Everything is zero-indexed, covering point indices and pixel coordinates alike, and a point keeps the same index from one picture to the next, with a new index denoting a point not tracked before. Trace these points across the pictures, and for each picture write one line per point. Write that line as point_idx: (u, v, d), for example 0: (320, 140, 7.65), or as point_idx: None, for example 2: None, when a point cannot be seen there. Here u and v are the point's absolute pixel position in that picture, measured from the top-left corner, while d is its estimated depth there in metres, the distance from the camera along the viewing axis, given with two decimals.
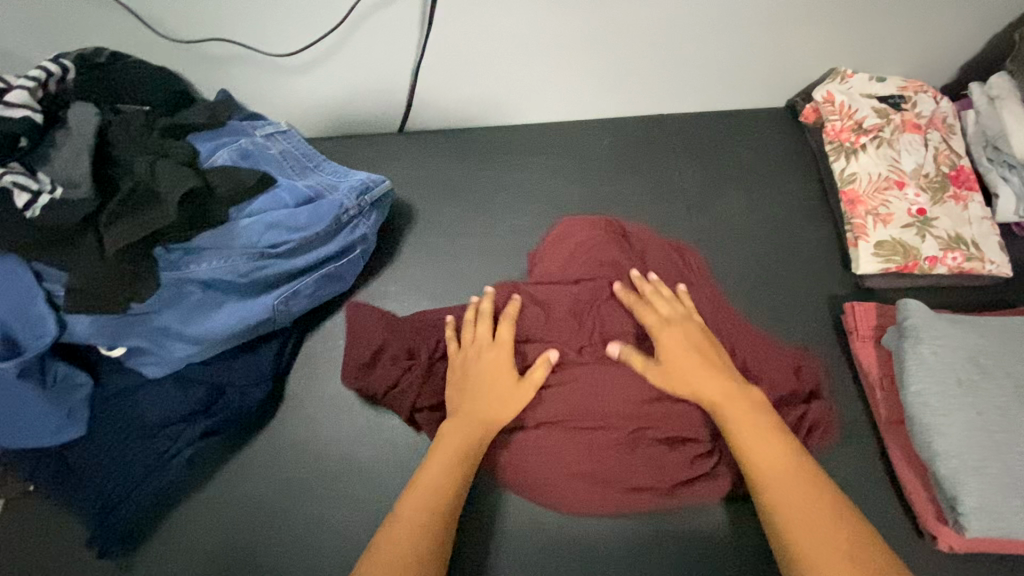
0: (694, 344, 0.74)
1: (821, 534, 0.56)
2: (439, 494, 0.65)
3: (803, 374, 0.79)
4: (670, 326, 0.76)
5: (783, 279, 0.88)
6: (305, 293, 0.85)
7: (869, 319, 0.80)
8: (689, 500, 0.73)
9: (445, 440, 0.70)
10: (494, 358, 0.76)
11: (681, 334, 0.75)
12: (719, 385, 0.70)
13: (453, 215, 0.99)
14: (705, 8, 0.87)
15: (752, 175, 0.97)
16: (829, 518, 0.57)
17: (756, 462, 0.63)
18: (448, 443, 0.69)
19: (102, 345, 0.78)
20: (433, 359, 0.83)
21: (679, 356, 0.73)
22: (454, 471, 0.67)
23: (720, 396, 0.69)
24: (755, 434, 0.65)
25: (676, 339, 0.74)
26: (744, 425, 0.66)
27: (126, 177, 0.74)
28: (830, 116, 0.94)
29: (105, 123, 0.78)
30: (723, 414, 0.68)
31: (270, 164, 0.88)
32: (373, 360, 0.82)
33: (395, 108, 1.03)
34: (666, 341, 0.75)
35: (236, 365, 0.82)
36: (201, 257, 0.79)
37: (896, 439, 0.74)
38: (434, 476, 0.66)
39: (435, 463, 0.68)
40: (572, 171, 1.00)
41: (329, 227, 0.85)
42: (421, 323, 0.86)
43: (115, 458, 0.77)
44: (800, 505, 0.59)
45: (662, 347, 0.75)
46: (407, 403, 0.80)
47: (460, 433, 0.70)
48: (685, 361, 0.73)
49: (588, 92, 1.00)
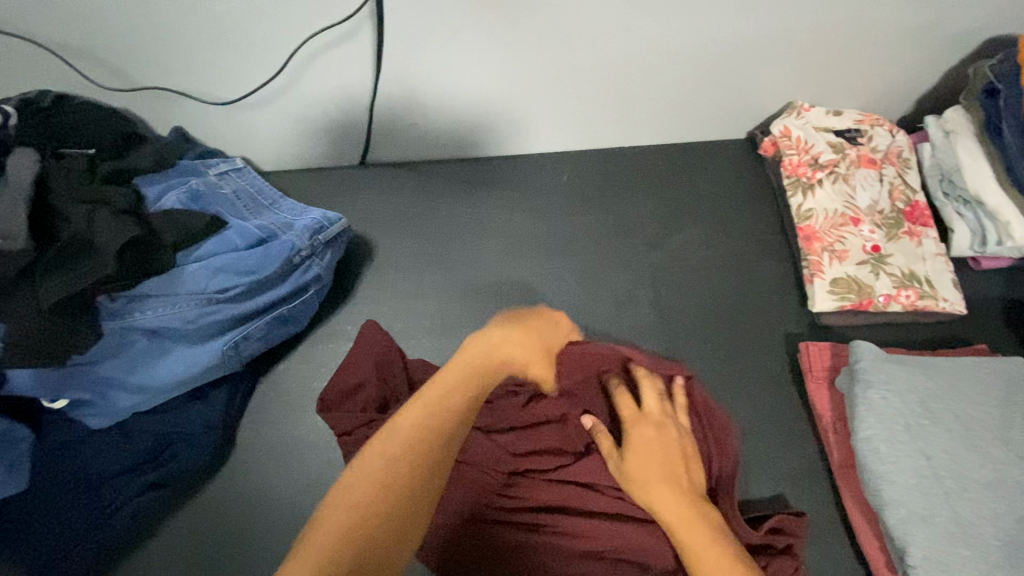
0: (668, 446, 0.70)
1: None
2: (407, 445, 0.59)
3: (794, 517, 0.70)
4: (636, 421, 0.72)
5: (740, 317, 0.87)
6: (256, 336, 0.84)
7: (823, 359, 0.80)
8: None
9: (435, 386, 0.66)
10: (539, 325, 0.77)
11: (652, 433, 0.71)
12: (673, 497, 0.66)
13: (412, 252, 0.98)
14: (658, 45, 0.88)
15: (711, 210, 0.97)
16: None
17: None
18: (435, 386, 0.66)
19: (42, 398, 0.75)
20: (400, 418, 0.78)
21: (646, 451, 0.70)
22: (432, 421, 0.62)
23: (678, 501, 0.66)
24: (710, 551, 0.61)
25: (646, 440, 0.71)
26: (699, 541, 0.62)
27: (64, 227, 0.73)
28: (787, 150, 0.94)
29: (45, 170, 0.76)
30: (676, 528, 0.64)
31: (221, 205, 0.87)
32: (343, 399, 0.79)
33: (354, 143, 1.02)
34: (637, 440, 0.71)
35: (185, 414, 0.81)
36: (145, 304, 0.77)
37: (847, 483, 0.74)
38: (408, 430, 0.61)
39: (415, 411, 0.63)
40: (530, 205, 1.00)
41: (279, 269, 0.84)
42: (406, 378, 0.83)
43: (57, 513, 0.75)
44: None
45: (629, 447, 0.71)
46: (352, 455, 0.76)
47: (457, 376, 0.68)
48: (650, 457, 0.69)
49: (549, 126, 0.99)
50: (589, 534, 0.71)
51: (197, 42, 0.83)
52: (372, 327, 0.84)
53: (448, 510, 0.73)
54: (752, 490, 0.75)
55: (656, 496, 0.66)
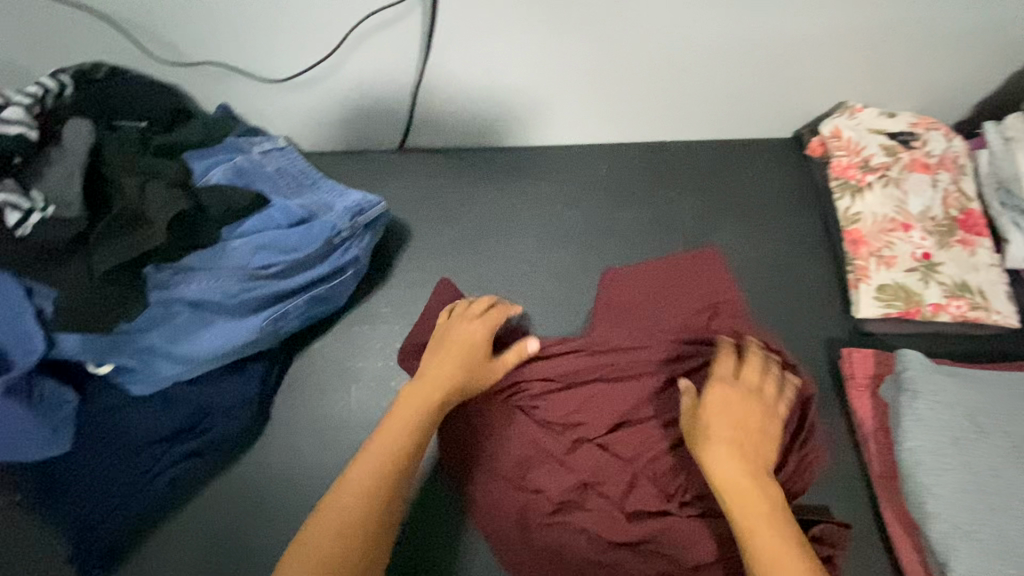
0: (749, 412, 0.67)
1: None
2: (388, 462, 0.64)
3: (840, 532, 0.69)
4: (724, 383, 0.69)
5: (782, 319, 0.85)
6: (294, 314, 0.85)
7: (866, 366, 0.78)
8: None
9: (405, 405, 0.70)
10: (475, 337, 0.77)
11: (735, 397, 0.68)
12: (735, 462, 0.62)
13: (448, 238, 0.98)
14: (705, 40, 0.87)
15: (753, 209, 0.95)
16: None
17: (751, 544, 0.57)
18: (405, 402, 0.70)
19: (90, 362, 0.76)
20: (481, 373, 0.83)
21: (721, 415, 0.66)
22: (410, 436, 0.67)
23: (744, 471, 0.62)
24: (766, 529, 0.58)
25: (729, 401, 0.67)
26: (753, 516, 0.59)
27: (116, 197, 0.74)
28: (838, 151, 0.92)
29: (99, 140, 0.78)
30: (732, 493, 0.61)
31: (265, 183, 0.87)
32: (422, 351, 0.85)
33: (394, 127, 1.02)
34: (717, 398, 0.68)
35: (223, 386, 0.82)
36: (190, 277, 0.79)
37: (888, 494, 0.72)
38: (388, 451, 0.65)
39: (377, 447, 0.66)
40: (569, 197, 0.99)
41: (320, 249, 0.84)
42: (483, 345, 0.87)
43: (99, 476, 0.77)
44: None
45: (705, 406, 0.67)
46: None
47: (425, 383, 0.72)
48: (723, 421, 0.66)
49: (589, 117, 0.98)
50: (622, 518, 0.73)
51: (254, 23, 0.85)
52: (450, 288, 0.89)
53: (489, 482, 0.76)
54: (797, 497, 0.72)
55: (716, 461, 0.63)
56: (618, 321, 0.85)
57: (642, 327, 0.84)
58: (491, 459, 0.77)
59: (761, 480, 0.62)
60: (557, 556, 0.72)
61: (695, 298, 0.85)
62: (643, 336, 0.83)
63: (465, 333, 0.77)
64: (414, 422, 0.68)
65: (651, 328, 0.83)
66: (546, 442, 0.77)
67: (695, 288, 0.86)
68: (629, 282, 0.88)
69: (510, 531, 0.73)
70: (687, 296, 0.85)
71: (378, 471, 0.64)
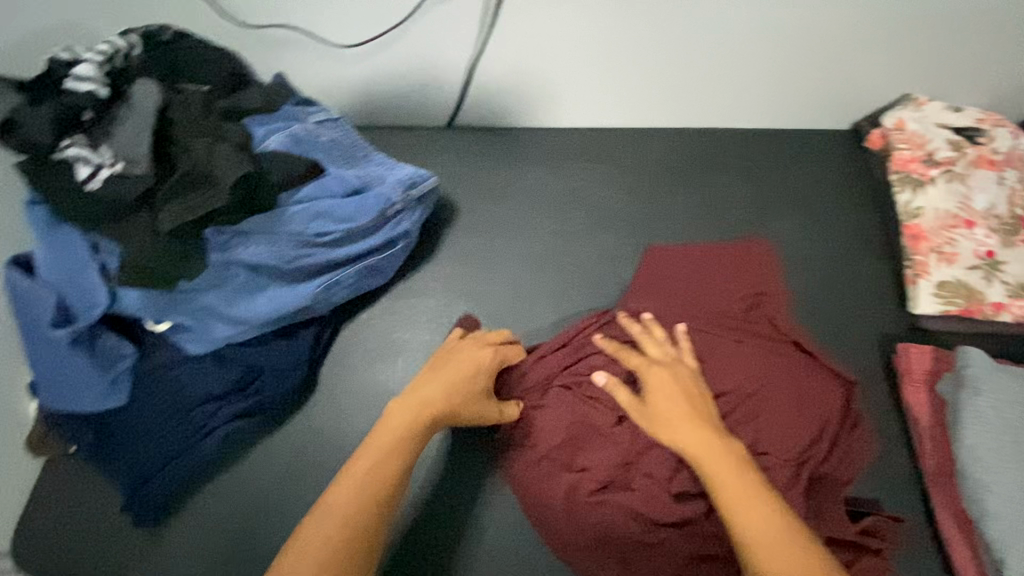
0: (683, 387, 0.71)
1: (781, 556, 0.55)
2: (369, 484, 0.62)
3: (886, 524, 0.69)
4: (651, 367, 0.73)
5: (838, 311, 0.83)
6: (346, 283, 0.86)
7: (924, 363, 0.77)
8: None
9: (384, 429, 0.66)
10: (474, 369, 0.73)
11: (667, 376, 0.72)
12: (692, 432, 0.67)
13: (494, 215, 0.97)
14: (764, 20, 0.87)
15: (808, 199, 0.93)
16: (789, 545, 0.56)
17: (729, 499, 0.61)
18: (385, 424, 0.67)
19: (147, 319, 0.79)
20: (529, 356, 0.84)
21: (664, 397, 0.70)
22: (394, 459, 0.64)
23: (709, 443, 0.66)
24: (738, 486, 0.61)
25: (663, 381, 0.71)
26: (725, 480, 0.62)
27: (182, 157, 0.75)
28: (900, 144, 0.90)
29: (166, 101, 0.79)
30: (704, 463, 0.64)
31: (321, 152, 0.87)
32: None
33: (446, 101, 1.02)
34: (652, 382, 0.72)
35: (273, 350, 0.83)
36: (249, 240, 0.79)
37: (942, 493, 0.71)
38: (371, 475, 0.63)
39: (354, 472, 0.63)
40: (617, 179, 0.97)
41: (374, 221, 0.85)
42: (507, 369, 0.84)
43: (153, 430, 0.79)
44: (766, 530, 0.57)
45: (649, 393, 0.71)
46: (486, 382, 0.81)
47: (407, 405, 0.68)
48: (670, 404, 0.69)
49: (642, 98, 0.98)
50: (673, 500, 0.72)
51: None
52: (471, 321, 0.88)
53: (532, 461, 0.77)
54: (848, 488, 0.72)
55: (679, 437, 0.67)
56: (660, 304, 0.84)
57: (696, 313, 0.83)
58: (534, 439, 0.78)
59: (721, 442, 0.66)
60: (599, 536, 0.72)
61: (737, 286, 0.84)
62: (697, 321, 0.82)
63: (468, 358, 0.74)
64: (397, 446, 0.65)
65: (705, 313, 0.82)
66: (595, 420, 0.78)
67: (737, 274, 0.85)
68: (669, 265, 0.88)
69: (552, 510, 0.74)
70: (736, 283, 0.85)
71: (366, 494, 0.61)
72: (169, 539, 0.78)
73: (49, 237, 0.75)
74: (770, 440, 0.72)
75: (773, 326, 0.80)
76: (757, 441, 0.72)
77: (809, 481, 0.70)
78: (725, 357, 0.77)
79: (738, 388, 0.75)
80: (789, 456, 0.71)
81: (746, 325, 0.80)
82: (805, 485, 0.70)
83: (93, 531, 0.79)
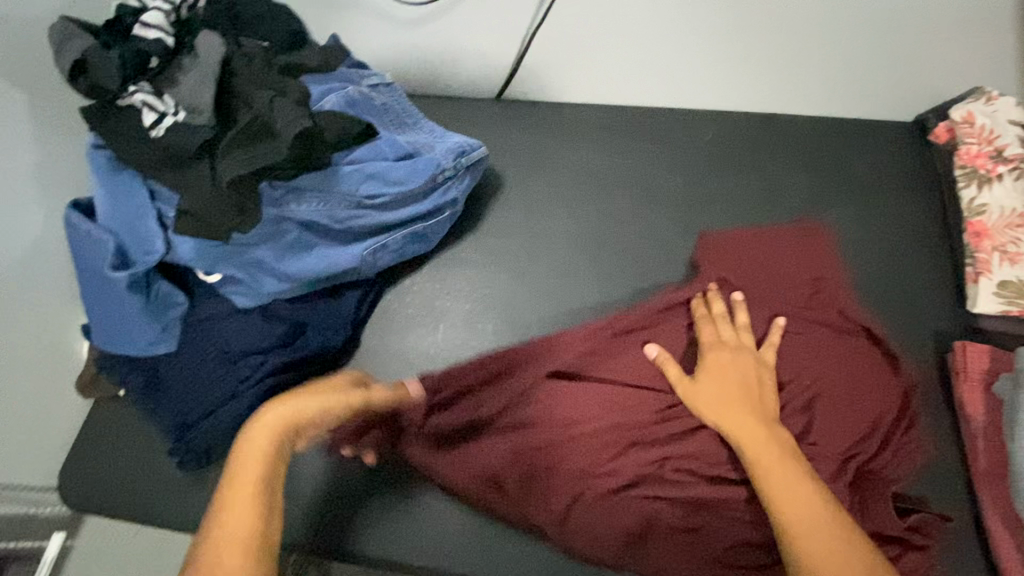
0: (744, 372, 0.73)
1: (813, 537, 0.58)
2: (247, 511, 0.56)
3: (931, 525, 0.68)
4: (717, 348, 0.75)
5: (888, 306, 0.82)
6: (392, 248, 0.86)
7: (982, 362, 0.74)
8: (665, 555, 0.70)
9: (248, 456, 0.60)
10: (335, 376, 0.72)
11: (730, 358, 0.74)
12: (742, 415, 0.69)
13: (541, 189, 0.96)
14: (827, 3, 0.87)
15: (865, 191, 0.90)
16: (822, 528, 0.59)
17: (769, 477, 0.64)
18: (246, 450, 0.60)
19: (200, 269, 0.81)
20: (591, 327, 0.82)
21: (722, 376, 0.73)
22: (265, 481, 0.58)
23: (756, 431, 0.68)
24: (781, 473, 0.63)
25: (721, 365, 0.73)
26: (769, 465, 0.65)
27: (244, 110, 0.76)
28: (967, 138, 0.86)
29: (229, 54, 0.79)
30: (746, 443, 0.67)
31: (372, 115, 0.87)
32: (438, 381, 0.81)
33: (498, 73, 1.02)
34: (709, 364, 0.74)
35: (318, 309, 0.84)
36: (302, 198, 0.80)
37: (993, 493, 0.69)
38: (242, 517, 0.55)
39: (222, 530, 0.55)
40: (669, 160, 0.96)
41: (423, 186, 0.85)
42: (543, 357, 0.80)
43: (199, 378, 0.80)
44: (800, 511, 0.60)
45: (707, 371, 0.74)
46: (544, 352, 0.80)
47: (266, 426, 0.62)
48: (725, 384, 0.72)
49: (697, 79, 0.96)
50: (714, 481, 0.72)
51: None
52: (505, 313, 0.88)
53: (580, 432, 0.76)
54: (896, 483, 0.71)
55: (728, 418, 0.70)
56: (728, 283, 0.83)
57: (763, 296, 0.82)
58: (581, 412, 0.77)
59: (770, 425, 0.68)
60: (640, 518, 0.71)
61: (798, 275, 0.83)
62: (766, 305, 0.81)
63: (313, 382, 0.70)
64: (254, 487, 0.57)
65: (766, 298, 0.82)
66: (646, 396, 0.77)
67: (796, 265, 0.84)
68: (726, 249, 0.87)
69: (593, 489, 0.73)
70: (798, 271, 0.84)
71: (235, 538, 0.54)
72: (209, 485, 0.80)
73: (109, 181, 0.76)
74: (820, 432, 0.73)
75: (838, 317, 0.80)
76: (807, 433, 0.73)
77: (854, 476, 0.71)
78: (783, 347, 0.78)
79: (793, 379, 0.76)
80: (837, 450, 0.72)
81: (806, 315, 0.80)
82: (851, 478, 0.71)
83: (137, 471, 0.81)
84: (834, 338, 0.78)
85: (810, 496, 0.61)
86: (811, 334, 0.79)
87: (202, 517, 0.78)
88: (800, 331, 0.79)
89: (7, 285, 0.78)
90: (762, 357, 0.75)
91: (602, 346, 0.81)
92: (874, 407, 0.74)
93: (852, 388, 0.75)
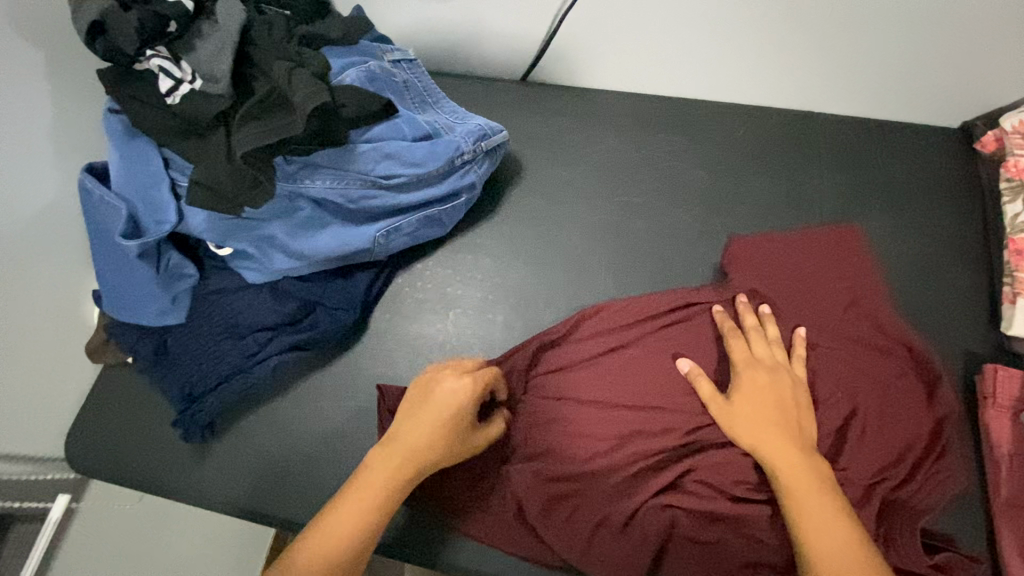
0: (779, 393, 0.70)
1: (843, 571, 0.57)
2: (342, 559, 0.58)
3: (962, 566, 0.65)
4: (753, 366, 0.73)
5: (914, 323, 0.79)
6: (405, 231, 0.84)
7: (1011, 388, 0.71)
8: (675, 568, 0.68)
9: (360, 492, 0.61)
10: (456, 412, 0.66)
11: (764, 377, 0.71)
12: (778, 441, 0.67)
13: (561, 177, 0.93)
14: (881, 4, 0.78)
15: (901, 199, 0.86)
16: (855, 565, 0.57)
17: (802, 509, 0.62)
18: (359, 495, 0.61)
19: (211, 242, 0.80)
20: (614, 335, 0.81)
21: (758, 398, 0.70)
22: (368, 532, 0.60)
23: (794, 458, 0.65)
24: (816, 505, 0.61)
25: (757, 385, 0.71)
26: (806, 496, 0.62)
27: (262, 81, 0.74)
28: (1016, 149, 0.81)
29: (249, 21, 0.77)
30: (781, 470, 0.65)
31: (393, 93, 0.84)
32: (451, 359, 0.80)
33: (524, 54, 0.98)
34: (746, 382, 0.72)
35: (329, 289, 0.83)
36: (316, 174, 0.78)
37: (1012, 526, 0.66)
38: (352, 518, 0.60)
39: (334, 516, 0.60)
40: (697, 155, 0.92)
41: (441, 168, 0.82)
42: (561, 356, 0.80)
43: (208, 351, 0.80)
44: (833, 546, 0.58)
45: (739, 390, 0.71)
46: (565, 358, 0.80)
47: (384, 477, 0.62)
48: (762, 405, 0.70)
49: (731, 75, 0.92)
50: (732, 497, 0.71)
51: None
52: (517, 303, 0.86)
53: (596, 436, 0.75)
54: (925, 518, 0.69)
55: (764, 443, 0.67)
56: (757, 292, 0.80)
57: (790, 307, 0.79)
58: (599, 415, 0.76)
59: (807, 454, 0.66)
60: (654, 530, 0.70)
61: (832, 286, 0.80)
62: (793, 316, 0.79)
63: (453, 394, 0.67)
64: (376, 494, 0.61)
65: (791, 307, 0.79)
66: (668, 408, 0.76)
67: (827, 274, 0.81)
68: (754, 255, 0.83)
69: (602, 494, 0.72)
70: (828, 281, 0.80)
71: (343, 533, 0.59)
72: (214, 458, 0.80)
73: (125, 146, 0.75)
74: (849, 456, 0.70)
75: (873, 331, 0.77)
76: (836, 456, 0.71)
77: (880, 504, 0.68)
78: (816, 364, 0.75)
79: (827, 398, 0.73)
80: (863, 475, 0.70)
81: (836, 329, 0.77)
82: (877, 506, 0.68)
83: (143, 440, 0.82)
84: (869, 357, 0.76)
85: (844, 530, 0.59)
86: (842, 351, 0.76)
87: (206, 488, 0.79)
88: (830, 346, 0.76)
89: (22, 247, 0.78)
90: (796, 376, 0.73)
91: (627, 355, 0.79)
92: (908, 430, 0.72)
93: (881, 409, 0.73)
